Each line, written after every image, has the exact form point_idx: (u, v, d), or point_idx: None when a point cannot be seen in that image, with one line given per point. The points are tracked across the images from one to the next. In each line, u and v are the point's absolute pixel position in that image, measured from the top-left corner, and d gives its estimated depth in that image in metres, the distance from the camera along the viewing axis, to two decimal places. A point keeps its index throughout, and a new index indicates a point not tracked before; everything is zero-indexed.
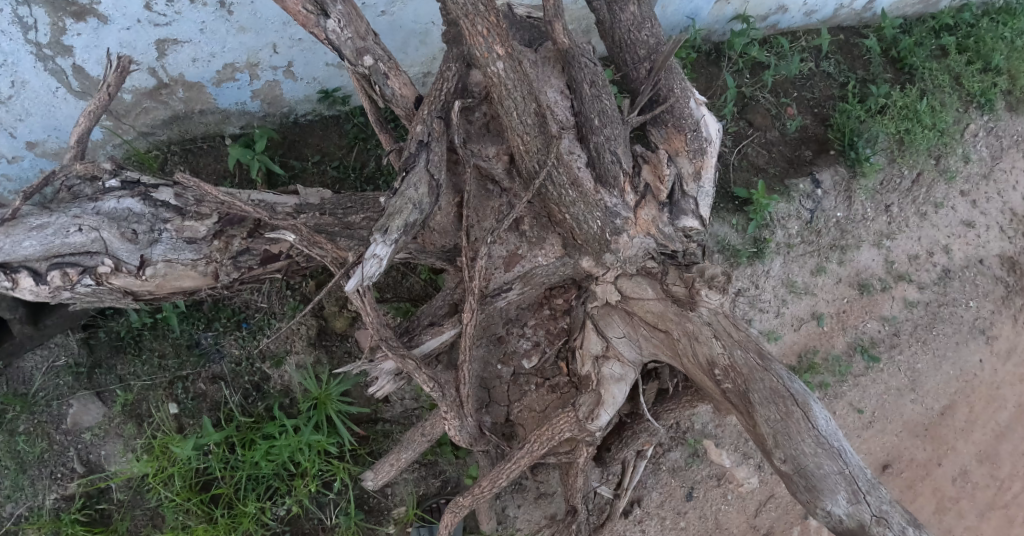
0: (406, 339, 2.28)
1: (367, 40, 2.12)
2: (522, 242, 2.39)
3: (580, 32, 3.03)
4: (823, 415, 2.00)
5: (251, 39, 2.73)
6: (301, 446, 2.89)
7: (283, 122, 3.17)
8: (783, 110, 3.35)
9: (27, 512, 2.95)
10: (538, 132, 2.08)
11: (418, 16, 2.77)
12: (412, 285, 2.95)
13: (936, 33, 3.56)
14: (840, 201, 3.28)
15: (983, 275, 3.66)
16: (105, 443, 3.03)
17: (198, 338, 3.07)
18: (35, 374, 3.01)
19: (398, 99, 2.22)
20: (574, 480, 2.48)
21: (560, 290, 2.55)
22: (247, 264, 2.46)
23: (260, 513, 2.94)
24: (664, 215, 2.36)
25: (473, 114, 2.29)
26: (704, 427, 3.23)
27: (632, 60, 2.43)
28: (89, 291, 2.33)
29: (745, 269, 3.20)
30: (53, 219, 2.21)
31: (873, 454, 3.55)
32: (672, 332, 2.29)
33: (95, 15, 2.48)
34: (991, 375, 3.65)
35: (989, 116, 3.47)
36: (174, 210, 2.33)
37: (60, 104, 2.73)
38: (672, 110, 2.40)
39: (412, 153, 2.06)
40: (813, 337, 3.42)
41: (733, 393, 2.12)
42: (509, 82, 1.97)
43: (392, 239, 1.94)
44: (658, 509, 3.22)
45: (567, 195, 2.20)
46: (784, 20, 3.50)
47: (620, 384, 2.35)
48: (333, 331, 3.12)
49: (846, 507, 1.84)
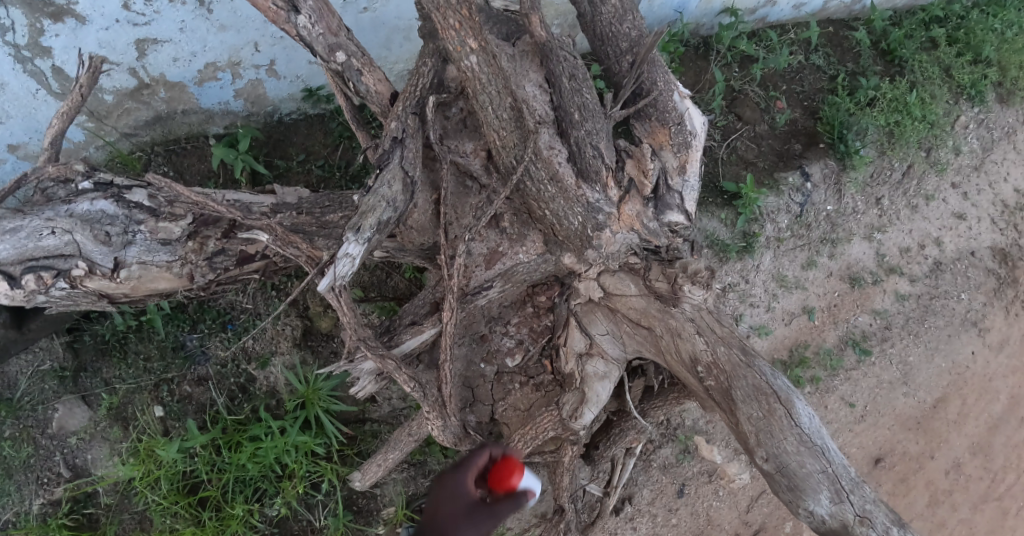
0: (385, 339, 2.26)
1: (339, 36, 2.09)
2: (502, 239, 2.35)
3: (566, 27, 3.00)
4: (806, 412, 1.98)
5: (232, 37, 2.70)
6: (288, 447, 2.85)
7: (267, 120, 3.13)
8: (771, 103, 3.32)
9: (14, 517, 2.89)
10: (514, 127, 2.09)
11: (400, 12, 2.73)
12: (396, 284, 2.92)
13: (926, 25, 3.55)
14: (830, 194, 3.27)
15: (974, 267, 3.64)
16: (91, 447, 2.99)
17: (183, 340, 3.03)
18: (20, 379, 2.95)
19: (373, 96, 2.19)
20: (561, 479, 2.44)
21: (543, 287, 2.50)
22: (222, 265, 2.44)
23: (249, 515, 2.91)
24: (649, 210, 2.33)
25: (449, 110, 2.25)
26: (694, 424, 3.21)
27: (614, 53, 2.42)
28: (64, 294, 2.30)
29: (734, 264, 3.19)
30: (25, 222, 2.16)
31: (865, 447, 3.53)
32: (656, 328, 2.26)
33: (73, 16, 2.45)
34: (983, 367, 3.63)
35: (979, 108, 3.47)
36: (147, 211, 2.31)
37: (40, 106, 2.69)
38: (656, 103, 2.38)
39: (386, 150, 2.04)
40: (804, 331, 3.41)
41: (715, 390, 2.10)
42: (483, 76, 2.00)
43: (364, 238, 1.95)
44: (649, 506, 3.20)
45: (546, 191, 2.18)
46: (774, 13, 3.47)
47: (604, 382, 2.31)
48: (318, 331, 3.09)
49: (829, 506, 1.83)
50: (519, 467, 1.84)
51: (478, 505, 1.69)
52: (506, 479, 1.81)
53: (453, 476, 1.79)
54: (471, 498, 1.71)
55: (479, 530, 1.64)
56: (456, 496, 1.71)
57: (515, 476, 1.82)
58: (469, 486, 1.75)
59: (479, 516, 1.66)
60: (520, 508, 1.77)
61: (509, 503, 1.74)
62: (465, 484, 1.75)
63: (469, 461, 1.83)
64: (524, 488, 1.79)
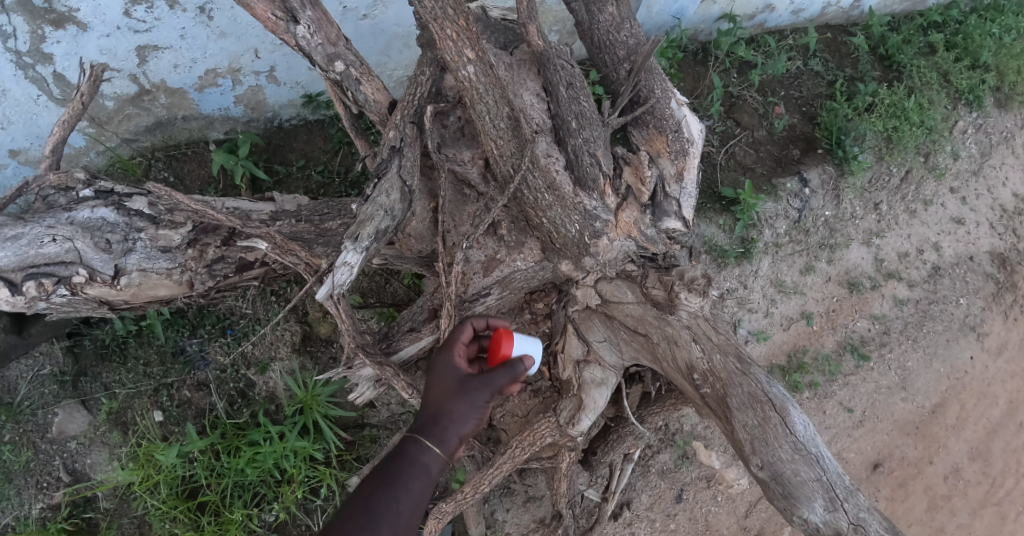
0: (384, 346, 2.28)
1: (338, 46, 2.11)
2: (500, 246, 2.36)
3: (564, 34, 3.04)
4: (801, 419, 1.99)
5: (232, 44, 2.72)
6: (287, 452, 2.87)
7: (268, 126, 3.14)
8: (770, 109, 3.33)
9: (13, 521, 2.90)
10: (512, 136, 2.08)
11: (399, 19, 2.75)
12: (395, 290, 2.93)
13: (924, 30, 3.58)
14: (828, 200, 3.28)
15: (973, 272, 3.65)
16: (91, 451, 2.98)
17: (183, 345, 3.04)
18: (20, 383, 2.96)
19: (372, 105, 2.21)
20: (558, 485, 2.45)
21: (541, 294, 2.50)
22: (222, 272, 2.46)
23: (248, 520, 2.91)
24: (647, 217, 2.33)
25: (447, 119, 2.26)
26: (693, 429, 3.22)
27: (612, 60, 2.44)
28: (65, 300, 2.31)
29: (732, 270, 3.20)
30: (26, 230, 2.18)
31: (863, 453, 3.53)
32: (652, 335, 2.27)
33: (75, 23, 2.47)
34: (982, 372, 3.64)
35: (978, 113, 3.48)
36: (147, 219, 2.33)
37: (41, 112, 2.70)
38: (653, 110, 2.39)
39: (384, 158, 2.06)
40: (802, 336, 3.42)
41: (711, 397, 2.12)
42: (481, 86, 1.98)
43: (363, 247, 1.96)
44: (647, 511, 3.21)
45: (543, 199, 2.18)
46: (772, 19, 3.50)
47: (602, 389, 2.31)
48: (317, 336, 3.12)
49: (823, 514, 1.84)
50: (506, 337, 1.89)
51: (469, 381, 1.77)
52: (498, 346, 1.89)
53: (446, 353, 1.87)
54: (463, 375, 1.80)
55: (474, 407, 1.76)
56: (448, 374, 1.81)
57: (505, 345, 1.88)
58: (460, 361, 1.83)
59: (472, 394, 1.75)
60: (516, 376, 1.83)
61: (502, 373, 1.81)
62: (455, 361, 1.84)
63: (457, 337, 1.90)
64: (515, 359, 1.83)
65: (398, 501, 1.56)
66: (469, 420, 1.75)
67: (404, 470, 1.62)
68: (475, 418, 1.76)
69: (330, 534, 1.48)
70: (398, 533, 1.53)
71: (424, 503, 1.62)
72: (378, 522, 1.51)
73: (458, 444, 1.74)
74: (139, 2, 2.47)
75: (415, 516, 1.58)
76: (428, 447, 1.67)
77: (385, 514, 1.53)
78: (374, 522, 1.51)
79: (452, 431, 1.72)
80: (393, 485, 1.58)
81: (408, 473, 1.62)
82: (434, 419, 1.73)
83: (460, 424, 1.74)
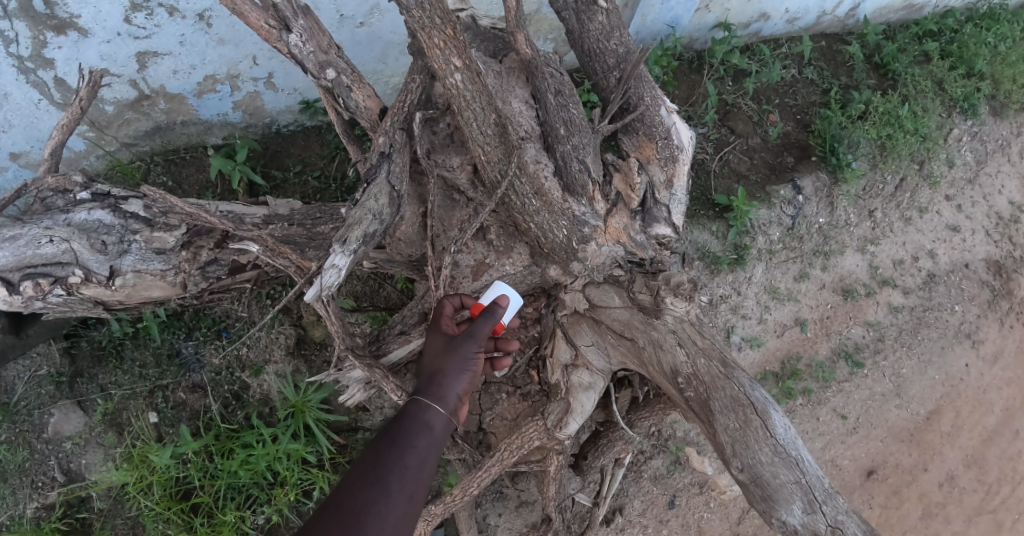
0: (373, 349, 2.31)
1: (329, 54, 2.15)
2: (489, 251, 2.39)
3: (560, 42, 3.09)
4: (782, 423, 2.02)
5: (230, 51, 2.76)
6: (279, 455, 2.88)
7: (265, 132, 3.18)
8: (764, 117, 3.37)
9: (8, 521, 2.92)
10: (499, 142, 2.14)
11: (395, 27, 2.78)
12: (388, 294, 2.96)
13: (919, 39, 3.61)
14: (822, 207, 3.30)
15: (968, 280, 3.66)
16: (85, 452, 3.01)
17: (179, 347, 3.07)
18: (17, 383, 2.99)
19: (363, 112, 2.24)
20: (547, 488, 2.47)
21: (530, 298, 2.50)
22: (216, 274, 2.51)
23: (240, 522, 2.93)
24: (636, 224, 2.36)
25: (437, 125, 2.31)
26: (686, 435, 3.24)
27: (602, 69, 2.47)
28: (60, 301, 2.33)
29: (725, 276, 3.22)
30: (23, 230, 2.21)
31: (858, 460, 3.53)
32: (638, 340, 2.28)
33: (76, 29, 2.50)
34: (978, 380, 3.65)
35: (972, 121, 3.51)
36: (142, 221, 2.35)
37: (42, 116, 2.74)
38: (643, 117, 2.42)
39: (373, 163, 2.10)
40: (796, 342, 3.44)
41: (695, 401, 2.13)
42: (468, 93, 2.02)
43: (351, 250, 1.99)
44: (640, 517, 3.23)
45: (530, 204, 2.22)
46: (767, 28, 3.53)
47: (589, 393, 2.35)
48: (311, 340, 3.14)
49: (801, 517, 1.86)
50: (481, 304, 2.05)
51: (455, 340, 1.88)
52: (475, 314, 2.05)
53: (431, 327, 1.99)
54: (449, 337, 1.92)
55: (466, 361, 1.86)
56: (436, 341, 1.92)
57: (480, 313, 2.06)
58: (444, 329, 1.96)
59: (460, 349, 1.86)
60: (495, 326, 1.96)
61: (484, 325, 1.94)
62: (440, 331, 1.96)
63: (439, 312, 2.03)
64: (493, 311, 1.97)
65: (406, 454, 1.58)
66: (464, 374, 1.84)
67: (409, 427, 1.66)
68: (469, 371, 1.85)
69: (343, 488, 1.45)
70: (410, 482, 1.52)
71: (432, 457, 1.64)
72: (390, 471, 1.51)
73: (458, 400, 1.81)
74: (139, 9, 2.51)
75: (426, 466, 1.59)
76: (429, 404, 1.74)
77: (394, 466, 1.53)
78: (386, 473, 1.50)
79: (449, 386, 1.80)
80: (399, 439, 1.60)
81: (413, 427, 1.66)
82: (429, 380, 1.81)
83: (455, 380, 1.82)
